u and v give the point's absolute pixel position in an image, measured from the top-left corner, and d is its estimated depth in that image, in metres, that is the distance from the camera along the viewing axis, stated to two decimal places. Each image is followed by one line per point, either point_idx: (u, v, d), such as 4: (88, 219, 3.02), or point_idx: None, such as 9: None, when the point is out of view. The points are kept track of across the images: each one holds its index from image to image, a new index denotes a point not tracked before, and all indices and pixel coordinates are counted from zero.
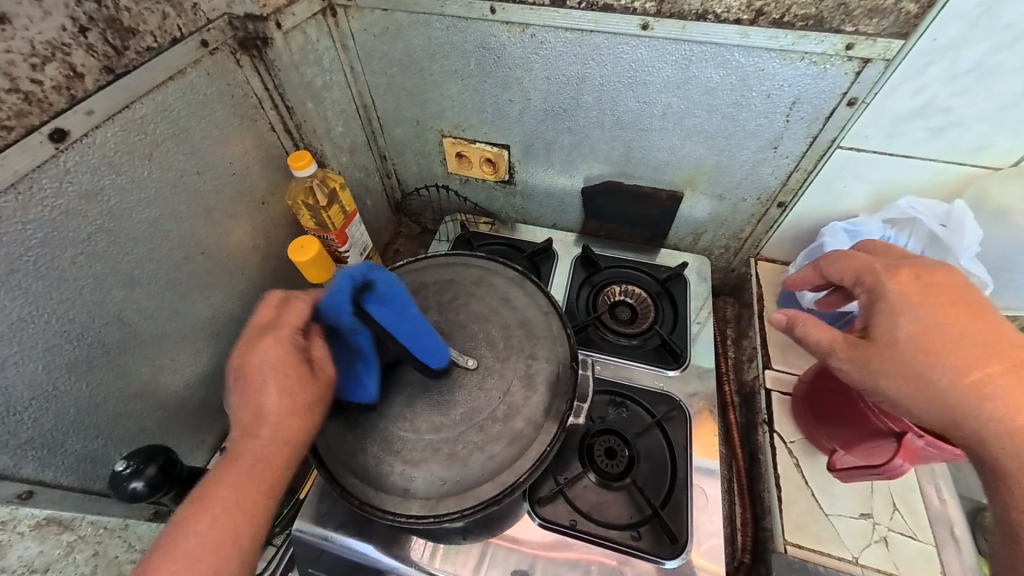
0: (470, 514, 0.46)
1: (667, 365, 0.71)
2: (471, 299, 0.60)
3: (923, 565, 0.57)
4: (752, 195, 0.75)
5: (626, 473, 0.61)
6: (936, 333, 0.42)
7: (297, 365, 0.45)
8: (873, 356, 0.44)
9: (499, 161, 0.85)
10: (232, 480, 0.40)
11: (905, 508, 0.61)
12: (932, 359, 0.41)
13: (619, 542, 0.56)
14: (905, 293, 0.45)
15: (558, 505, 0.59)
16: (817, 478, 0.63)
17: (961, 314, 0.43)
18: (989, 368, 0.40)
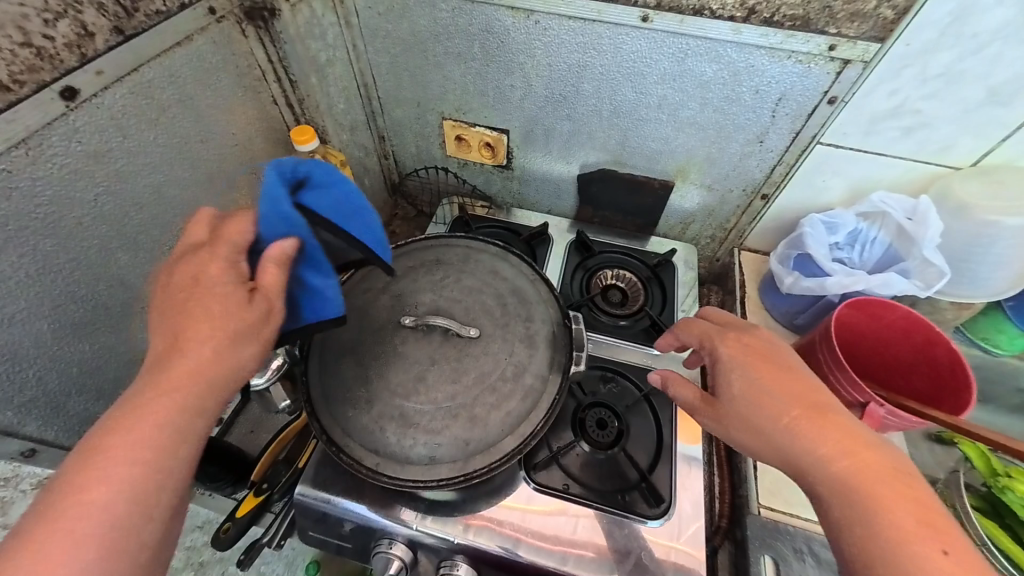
0: (498, 468, 0.49)
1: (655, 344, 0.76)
2: (465, 273, 0.62)
3: None
4: (738, 187, 0.79)
5: (616, 442, 0.65)
6: (755, 385, 0.48)
7: (245, 299, 0.39)
8: (718, 411, 0.49)
9: (498, 146, 0.86)
10: (129, 436, 0.34)
11: None
12: (756, 408, 0.47)
13: (610, 506, 0.60)
14: (729, 354, 0.52)
15: (552, 471, 0.63)
16: None
17: (771, 367, 0.49)
18: (795, 410, 0.45)
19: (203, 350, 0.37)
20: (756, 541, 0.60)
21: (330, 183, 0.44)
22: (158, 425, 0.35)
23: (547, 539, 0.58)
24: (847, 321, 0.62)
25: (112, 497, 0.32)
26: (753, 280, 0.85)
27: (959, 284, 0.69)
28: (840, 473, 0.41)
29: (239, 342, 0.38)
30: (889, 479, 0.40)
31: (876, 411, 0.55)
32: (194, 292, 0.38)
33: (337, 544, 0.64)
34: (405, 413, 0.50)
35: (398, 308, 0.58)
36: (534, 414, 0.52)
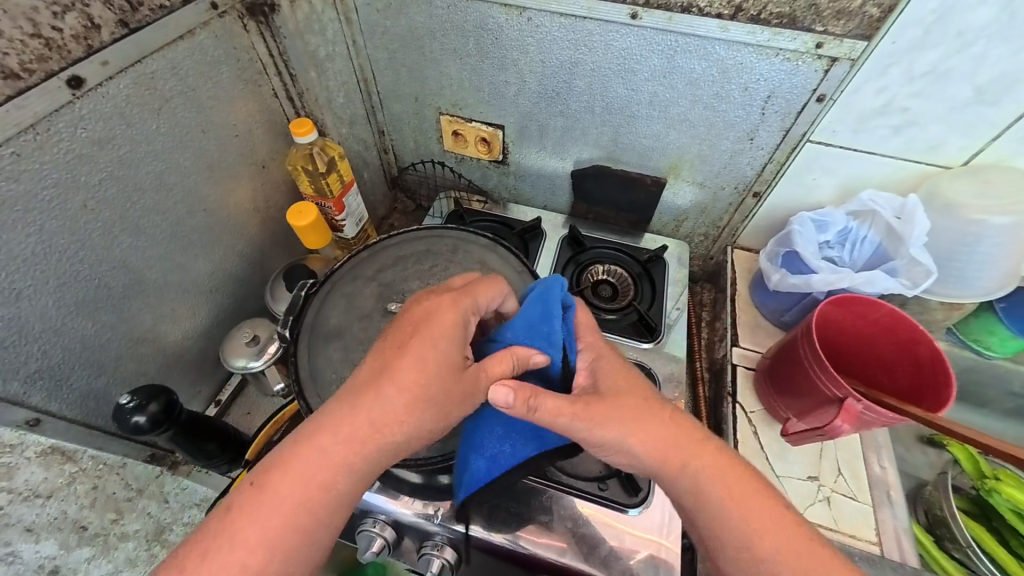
0: (477, 448, 0.51)
1: (643, 338, 0.77)
2: (453, 263, 0.64)
3: (860, 521, 0.63)
4: (729, 184, 0.80)
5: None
6: (633, 398, 0.49)
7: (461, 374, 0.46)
8: (600, 410, 0.47)
9: (493, 141, 0.88)
10: (294, 462, 0.41)
11: (849, 473, 0.67)
12: (635, 406, 0.48)
13: (589, 493, 0.61)
14: (606, 366, 0.51)
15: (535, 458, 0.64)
16: (772, 445, 0.69)
17: (639, 384, 0.51)
18: (667, 426, 0.48)
19: (387, 402, 0.43)
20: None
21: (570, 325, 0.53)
22: (320, 464, 0.41)
23: (526, 523, 0.60)
24: (831, 318, 0.62)
25: (297, 489, 0.41)
26: (745, 277, 0.86)
27: (949, 284, 0.69)
28: (709, 484, 0.45)
29: (417, 413, 0.44)
30: (749, 489, 0.45)
31: (853, 406, 0.55)
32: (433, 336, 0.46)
33: None
34: None
35: (386, 294, 0.60)
36: None
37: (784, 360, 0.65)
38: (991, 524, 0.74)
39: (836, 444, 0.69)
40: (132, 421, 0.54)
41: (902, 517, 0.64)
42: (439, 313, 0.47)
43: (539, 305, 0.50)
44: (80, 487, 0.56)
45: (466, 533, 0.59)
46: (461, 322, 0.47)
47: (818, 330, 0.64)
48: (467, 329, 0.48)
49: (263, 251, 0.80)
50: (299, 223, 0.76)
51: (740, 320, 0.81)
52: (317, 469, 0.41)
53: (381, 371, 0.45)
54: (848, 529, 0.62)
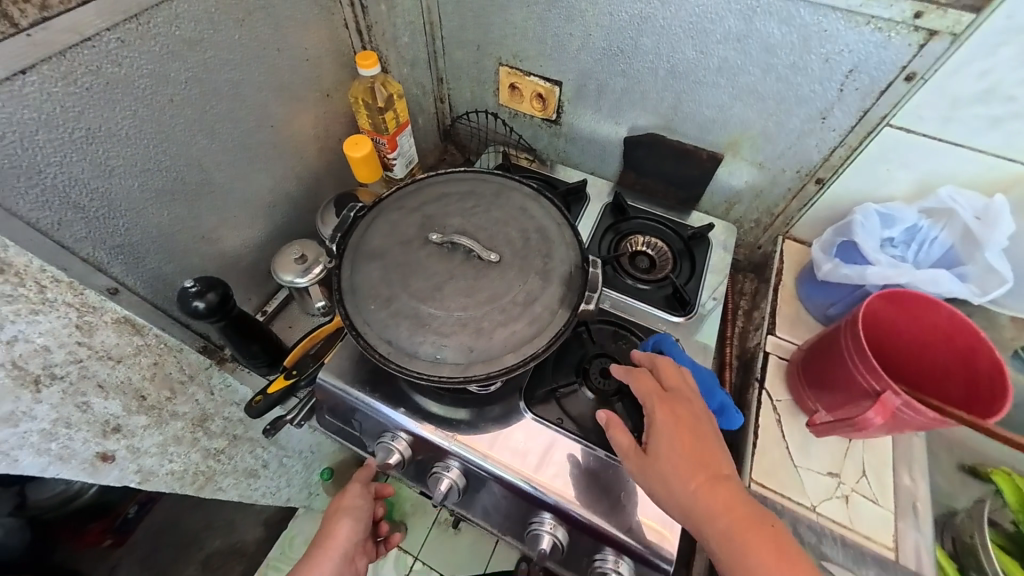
0: (495, 377, 0.51)
1: (674, 311, 0.75)
2: (494, 205, 0.65)
3: (876, 525, 0.58)
4: (792, 167, 0.76)
5: (618, 392, 0.64)
6: (685, 457, 0.50)
7: (646, 466, 0.52)
8: (645, 466, 0.52)
9: (549, 98, 0.87)
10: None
11: (873, 477, 0.61)
12: (672, 469, 0.50)
13: (598, 445, 0.61)
14: (662, 419, 0.53)
15: (551, 402, 0.64)
16: (795, 436, 0.63)
17: (699, 438, 0.51)
18: (706, 486, 0.49)
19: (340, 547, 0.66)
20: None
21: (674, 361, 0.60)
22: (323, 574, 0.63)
23: (532, 462, 0.60)
24: (880, 311, 0.58)
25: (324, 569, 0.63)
26: (792, 268, 0.82)
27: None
28: (729, 541, 0.47)
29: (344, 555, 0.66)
30: (773, 555, 0.46)
31: (891, 402, 0.51)
32: (690, 449, 0.51)
33: (345, 429, 0.71)
34: (419, 314, 0.54)
35: (427, 225, 0.62)
36: (537, 340, 0.53)
37: (821, 351, 0.61)
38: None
39: (864, 446, 0.63)
40: (193, 304, 0.60)
41: (926, 529, 0.59)
42: (667, 435, 0.52)
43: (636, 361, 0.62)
44: (143, 359, 0.64)
45: (470, 461, 0.61)
46: (677, 437, 0.51)
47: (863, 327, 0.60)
48: (680, 446, 0.51)
49: (318, 178, 0.85)
50: (353, 154, 0.79)
51: (781, 309, 0.77)
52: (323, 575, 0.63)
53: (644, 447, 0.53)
54: (863, 531, 0.58)
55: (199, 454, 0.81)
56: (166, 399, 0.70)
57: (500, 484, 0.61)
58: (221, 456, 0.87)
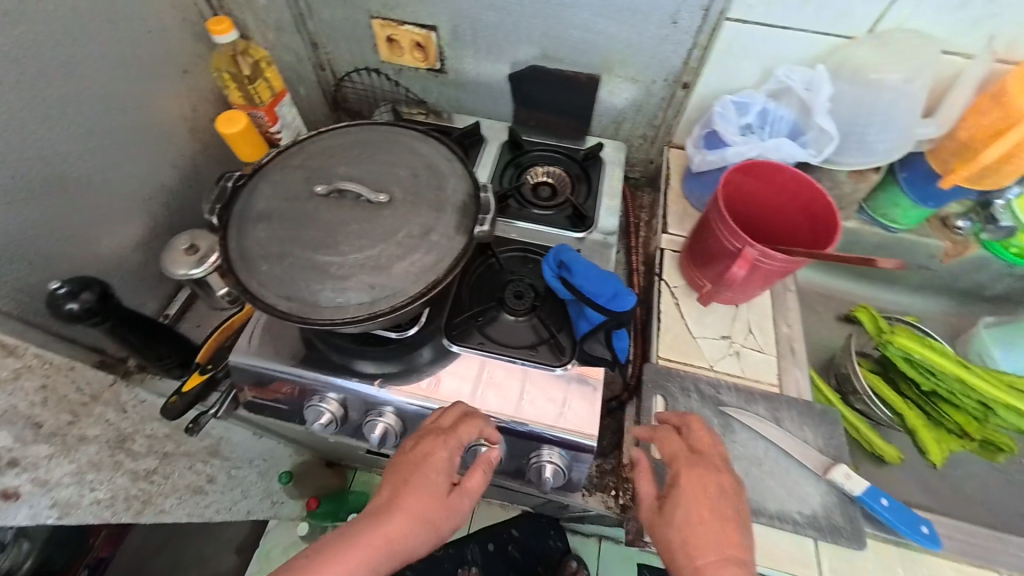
0: (401, 309, 0.52)
1: (575, 228, 0.78)
2: (380, 150, 0.64)
3: (764, 370, 0.65)
4: (660, 76, 0.81)
5: (533, 309, 0.67)
6: (697, 526, 0.46)
7: (656, 520, 0.49)
8: (656, 521, 0.49)
9: (428, 46, 0.88)
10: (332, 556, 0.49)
11: (759, 331, 0.68)
12: (683, 532, 0.47)
13: (519, 357, 0.64)
14: (688, 485, 0.49)
15: (470, 330, 0.66)
16: (691, 311, 0.69)
17: (723, 511, 0.47)
18: (718, 563, 0.44)
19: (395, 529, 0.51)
20: (650, 383, 0.62)
21: (575, 268, 0.60)
22: (357, 553, 0.49)
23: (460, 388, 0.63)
24: (736, 182, 0.66)
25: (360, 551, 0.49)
26: (678, 171, 0.88)
27: (859, 149, 0.71)
28: None
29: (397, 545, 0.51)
30: None
31: (751, 255, 0.58)
32: (708, 520, 0.47)
33: (275, 405, 0.70)
34: (316, 264, 0.54)
35: (312, 180, 0.61)
36: (437, 266, 0.55)
37: (700, 231, 0.67)
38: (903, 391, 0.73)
39: (749, 307, 0.70)
40: (66, 307, 0.55)
41: (802, 362, 0.66)
42: (686, 495, 0.48)
43: (545, 274, 0.64)
44: (27, 382, 0.59)
45: (397, 401, 0.63)
46: (693, 505, 0.48)
47: (727, 204, 0.67)
48: (695, 517, 0.47)
49: (198, 163, 0.80)
50: (227, 130, 0.75)
51: (671, 209, 0.83)
52: (355, 555, 0.49)
53: (660, 501, 0.51)
54: (753, 377, 0.64)
55: (127, 477, 0.75)
56: (68, 424, 0.65)
57: (435, 415, 0.63)
58: (157, 476, 0.82)
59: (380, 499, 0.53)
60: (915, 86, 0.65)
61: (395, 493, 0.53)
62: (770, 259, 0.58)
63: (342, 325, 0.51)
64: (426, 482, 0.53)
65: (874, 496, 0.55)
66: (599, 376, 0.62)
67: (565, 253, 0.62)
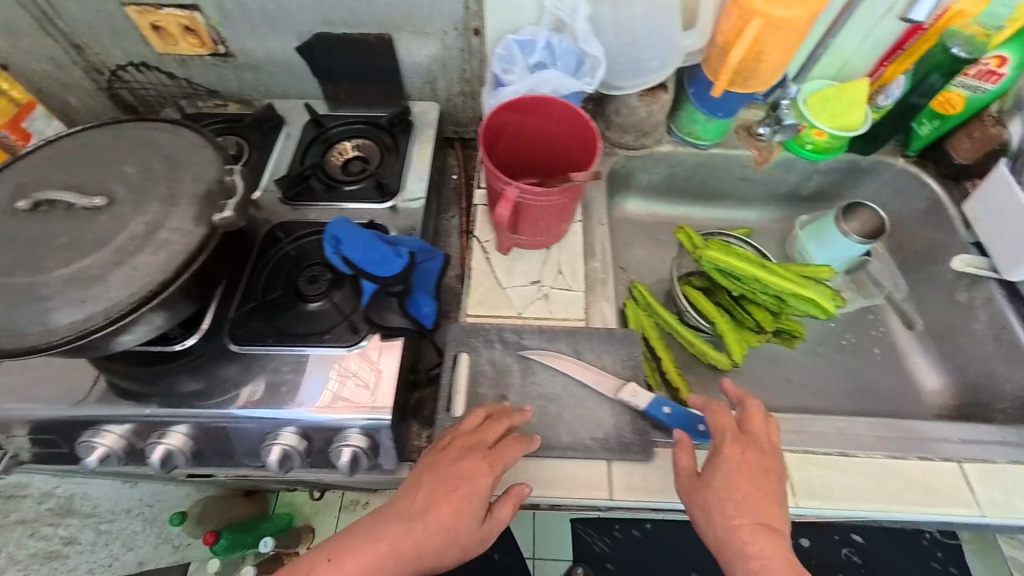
0: (120, 320, 0.47)
1: (378, 199, 0.74)
2: (110, 149, 0.57)
3: (571, 307, 0.64)
4: (449, 25, 0.77)
5: (327, 291, 0.62)
6: (746, 495, 0.48)
7: (701, 486, 0.49)
8: (698, 494, 0.49)
9: (199, 28, 0.79)
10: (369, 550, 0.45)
11: (568, 270, 0.68)
12: (731, 499, 0.48)
13: (311, 343, 0.59)
14: (730, 456, 0.50)
15: (254, 328, 0.60)
16: (501, 262, 0.68)
17: (767, 483, 0.49)
18: (757, 528, 0.46)
19: (428, 529, 0.45)
20: (453, 343, 0.60)
21: (349, 241, 0.56)
22: (426, 551, 0.45)
23: (249, 389, 0.57)
24: (509, 122, 0.62)
25: (385, 560, 0.45)
26: None
27: (634, 69, 0.70)
28: None
29: (436, 555, 0.46)
30: None
31: (514, 195, 0.56)
32: (753, 487, 0.48)
33: (44, 449, 0.59)
34: (17, 288, 0.47)
35: (21, 195, 0.53)
36: (166, 265, 0.49)
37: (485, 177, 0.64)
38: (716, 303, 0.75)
39: (558, 249, 0.69)
40: None
41: (610, 292, 0.66)
42: (727, 464, 0.50)
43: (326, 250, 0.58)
44: None
45: (183, 414, 0.56)
46: (751, 467, 0.49)
47: (503, 145, 0.65)
48: (754, 479, 0.49)
49: None
50: None
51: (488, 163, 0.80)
52: (421, 555, 0.45)
53: (696, 474, 0.50)
54: (560, 316, 0.63)
55: None
56: None
57: (222, 428, 0.56)
58: None
59: (414, 503, 0.47)
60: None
61: (432, 500, 0.47)
62: (534, 194, 0.56)
63: (119, 347, 0.50)
64: (469, 501, 0.46)
65: (657, 406, 0.54)
66: (399, 347, 0.59)
67: (339, 225, 0.56)
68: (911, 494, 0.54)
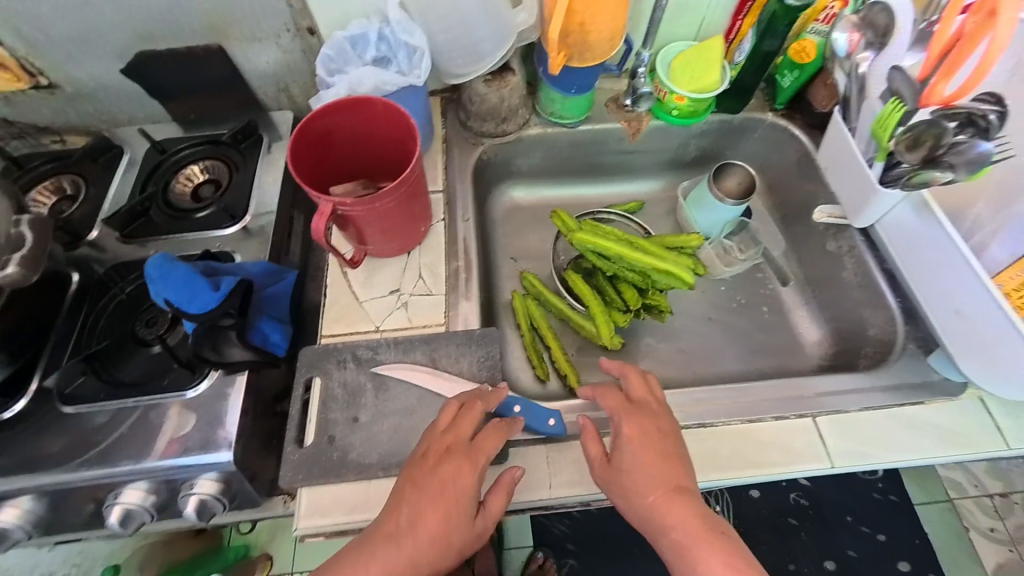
0: None
1: (223, 224, 0.68)
2: None
3: (432, 312, 0.62)
4: (281, 26, 0.72)
5: (162, 333, 0.58)
6: (647, 467, 0.48)
7: (609, 470, 0.49)
8: (610, 478, 0.48)
9: (7, 61, 0.72)
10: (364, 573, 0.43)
11: (430, 273, 0.65)
12: (637, 476, 0.48)
13: (146, 392, 0.55)
14: (629, 431, 0.50)
15: (87, 386, 0.56)
16: (359, 274, 0.64)
17: (668, 449, 0.49)
18: (668, 497, 0.46)
19: (419, 534, 0.44)
20: (304, 368, 0.57)
21: (171, 283, 0.51)
22: (423, 557, 0.44)
23: (84, 452, 0.53)
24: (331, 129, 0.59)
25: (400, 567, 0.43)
26: None
27: (474, 54, 0.67)
28: (686, 554, 0.44)
29: (442, 554, 0.45)
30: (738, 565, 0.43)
31: (331, 209, 0.53)
32: (654, 457, 0.49)
33: None
34: None
35: None
36: None
37: None
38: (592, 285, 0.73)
39: (420, 251, 0.67)
40: None
41: (474, 291, 0.64)
42: (629, 441, 0.50)
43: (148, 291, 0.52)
44: None
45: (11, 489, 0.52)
46: (648, 437, 0.50)
47: (335, 152, 0.61)
48: (659, 448, 0.49)
49: None
50: None
51: None
52: (423, 560, 0.44)
53: (605, 457, 0.50)
54: (420, 323, 0.61)
55: None
56: None
57: (63, 495, 0.53)
58: None
59: (399, 519, 0.45)
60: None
61: (416, 513, 0.45)
62: (352, 205, 0.54)
63: None
64: (458, 507, 0.45)
65: (507, 404, 0.53)
66: (240, 384, 0.56)
67: (159, 265, 0.51)
68: (768, 454, 0.54)
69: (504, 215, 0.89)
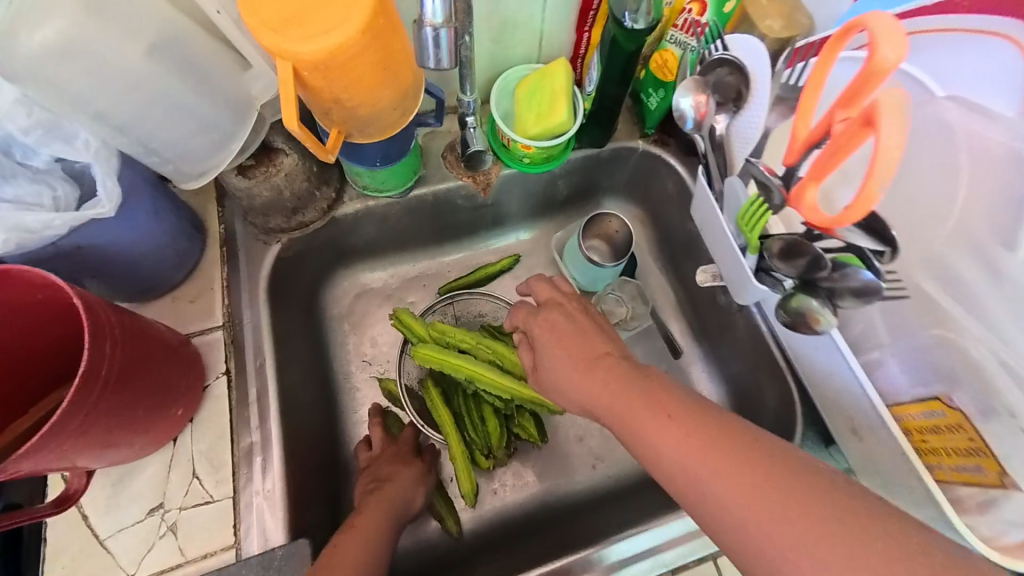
0: None
1: None
2: None
3: (215, 529, 0.45)
4: None
5: None
6: (559, 352, 0.44)
7: (542, 373, 0.46)
8: (541, 384, 0.46)
9: None
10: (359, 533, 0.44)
11: (208, 465, 0.47)
12: (556, 367, 0.44)
13: None
14: (540, 330, 0.47)
15: None
16: (100, 493, 0.46)
17: (580, 331, 0.45)
18: (587, 372, 0.42)
19: (395, 476, 0.52)
20: None
21: None
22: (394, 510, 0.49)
23: None
24: None
25: (387, 523, 0.47)
26: None
27: (203, 141, 0.44)
28: (624, 421, 0.38)
29: (411, 495, 0.52)
30: (665, 406, 0.36)
31: None
32: (570, 342, 0.44)
33: None
34: None
35: None
36: None
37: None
38: (452, 409, 0.56)
39: (192, 434, 0.48)
40: None
41: (275, 482, 0.47)
42: (544, 337, 0.46)
43: None
44: None
45: None
46: (564, 322, 0.46)
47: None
48: (575, 329, 0.46)
49: None
50: None
51: None
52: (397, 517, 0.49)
53: (534, 364, 0.48)
54: (196, 553, 0.44)
55: None
56: None
57: None
58: None
59: (372, 487, 0.51)
60: (208, 9, 0.41)
61: (386, 474, 0.52)
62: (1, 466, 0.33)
63: None
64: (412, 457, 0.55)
65: None
66: None
67: None
68: None
69: (349, 304, 0.68)
